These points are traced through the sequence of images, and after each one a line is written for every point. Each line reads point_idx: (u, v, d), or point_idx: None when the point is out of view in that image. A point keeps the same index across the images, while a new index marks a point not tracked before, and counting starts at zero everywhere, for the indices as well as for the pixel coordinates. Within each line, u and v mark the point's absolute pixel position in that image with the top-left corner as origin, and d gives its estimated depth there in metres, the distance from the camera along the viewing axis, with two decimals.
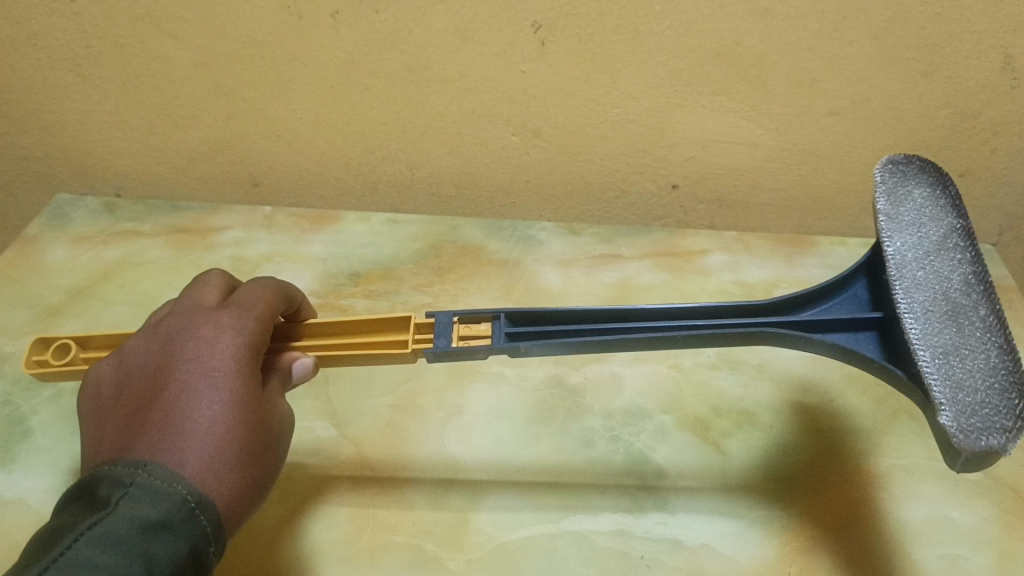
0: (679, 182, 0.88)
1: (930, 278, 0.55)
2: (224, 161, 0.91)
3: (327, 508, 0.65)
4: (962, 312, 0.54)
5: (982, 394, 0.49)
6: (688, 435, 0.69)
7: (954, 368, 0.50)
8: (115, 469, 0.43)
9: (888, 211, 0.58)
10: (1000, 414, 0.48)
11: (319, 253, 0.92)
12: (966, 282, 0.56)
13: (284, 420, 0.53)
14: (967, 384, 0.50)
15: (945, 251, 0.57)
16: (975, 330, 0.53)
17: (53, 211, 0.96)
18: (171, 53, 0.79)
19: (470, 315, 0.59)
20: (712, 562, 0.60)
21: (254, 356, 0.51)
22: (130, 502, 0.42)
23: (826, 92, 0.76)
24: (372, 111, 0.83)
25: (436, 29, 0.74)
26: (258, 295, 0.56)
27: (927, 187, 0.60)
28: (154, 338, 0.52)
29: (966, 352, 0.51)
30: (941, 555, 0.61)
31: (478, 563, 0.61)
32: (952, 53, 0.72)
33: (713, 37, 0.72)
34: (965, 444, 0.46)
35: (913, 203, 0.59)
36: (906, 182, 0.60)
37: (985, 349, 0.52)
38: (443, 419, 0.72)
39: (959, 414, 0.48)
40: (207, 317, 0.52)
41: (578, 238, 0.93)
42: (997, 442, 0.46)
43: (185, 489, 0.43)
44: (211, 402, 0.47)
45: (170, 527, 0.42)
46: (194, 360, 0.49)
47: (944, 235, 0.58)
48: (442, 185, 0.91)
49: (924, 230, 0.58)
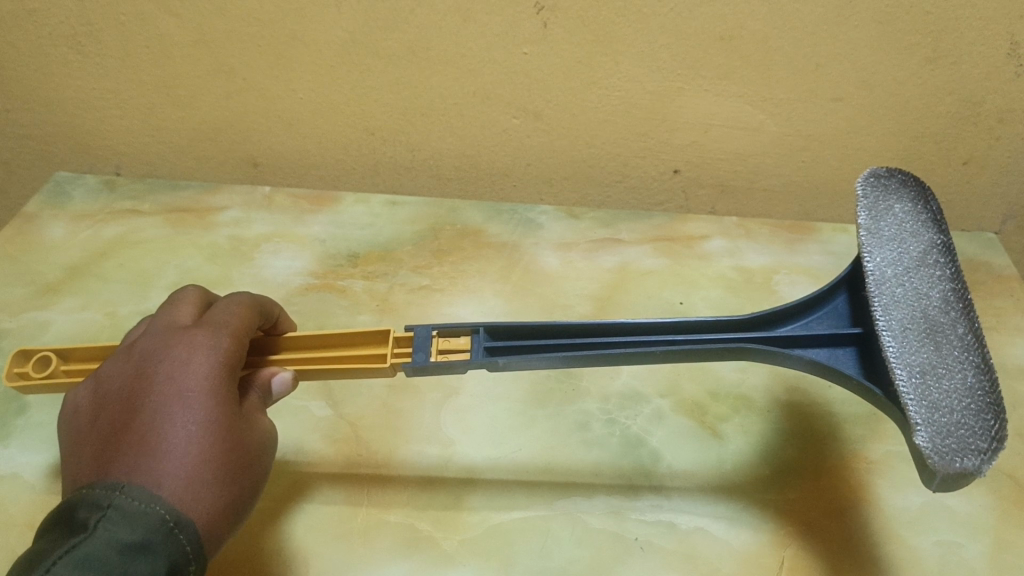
0: (681, 166, 0.87)
1: (909, 296, 0.54)
2: (224, 140, 0.91)
3: (322, 489, 0.65)
4: (940, 330, 0.52)
5: (957, 415, 0.48)
6: (684, 418, 0.69)
7: (931, 388, 0.49)
8: (93, 492, 0.43)
9: (869, 226, 0.57)
10: (976, 435, 0.47)
11: (317, 234, 0.91)
12: (946, 300, 0.55)
13: (269, 437, 0.53)
14: (943, 404, 0.48)
15: (924, 267, 0.56)
16: (952, 350, 0.52)
17: (53, 189, 0.96)
18: (171, 32, 0.79)
19: (449, 329, 0.58)
20: (706, 546, 0.60)
21: (230, 374, 0.51)
22: (108, 524, 0.42)
23: (830, 77, 0.75)
24: (373, 92, 0.82)
25: (437, 10, 0.73)
26: (232, 312, 0.55)
27: (909, 202, 0.59)
28: (128, 359, 0.51)
29: (942, 371, 0.50)
30: (936, 542, 0.61)
31: (472, 544, 0.61)
32: (958, 40, 0.71)
33: (717, 21, 0.71)
34: (940, 466, 0.45)
35: (894, 218, 0.58)
36: (887, 196, 0.59)
37: (962, 368, 0.51)
38: (439, 400, 0.71)
39: (935, 435, 0.47)
40: (180, 336, 0.51)
41: (577, 222, 0.93)
42: (972, 464, 0.45)
43: (163, 508, 0.43)
44: (185, 423, 0.47)
45: (149, 548, 0.42)
46: (168, 379, 0.48)
47: (924, 251, 0.57)
48: (442, 167, 0.91)
49: (904, 246, 0.56)
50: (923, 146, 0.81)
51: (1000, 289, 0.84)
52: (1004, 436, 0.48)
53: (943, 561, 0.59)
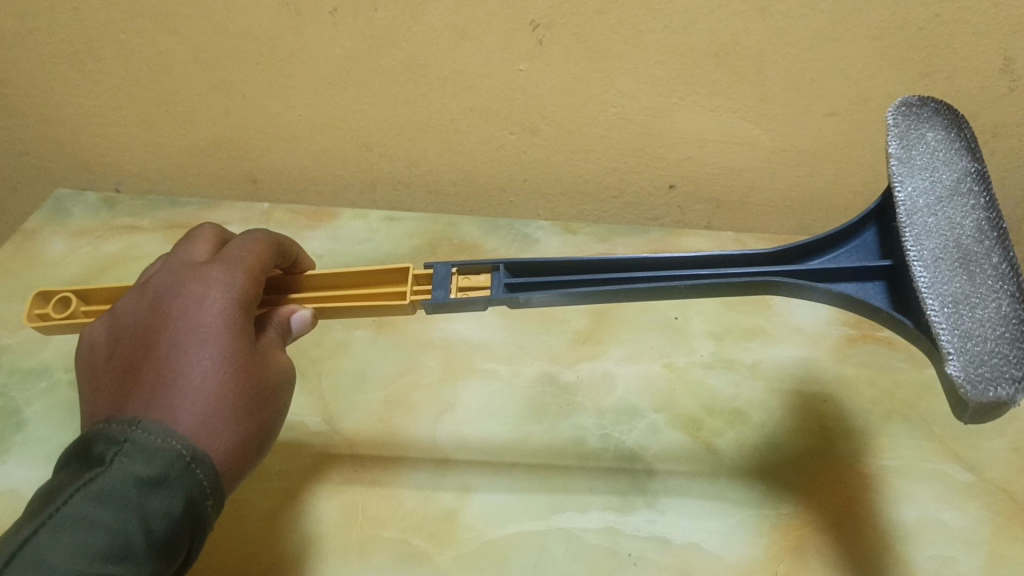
0: (676, 181, 0.88)
1: (942, 226, 0.51)
2: (224, 156, 0.91)
3: (317, 502, 0.65)
4: (973, 260, 0.50)
5: (991, 344, 0.46)
6: (679, 433, 0.69)
7: (963, 318, 0.47)
8: (110, 428, 0.44)
9: (899, 155, 0.54)
10: (1010, 363, 0.45)
11: (317, 249, 0.93)
12: (980, 229, 0.51)
13: (287, 372, 0.53)
14: (976, 333, 0.46)
15: (958, 195, 0.52)
16: (986, 280, 0.49)
17: (53, 206, 0.97)
18: (171, 49, 0.79)
19: (469, 266, 0.59)
20: (701, 561, 0.60)
21: (245, 310, 0.51)
22: (124, 459, 0.43)
23: (824, 92, 0.76)
24: (371, 109, 0.83)
25: (434, 27, 0.74)
26: (248, 247, 0.55)
27: (943, 129, 0.55)
28: (145, 296, 0.52)
29: (975, 301, 0.48)
30: (930, 556, 0.61)
31: (466, 560, 0.61)
32: (951, 55, 0.71)
33: (711, 37, 0.72)
34: (972, 396, 0.44)
35: (926, 146, 0.54)
36: (919, 125, 0.55)
37: (996, 298, 0.48)
38: (436, 415, 0.71)
39: (967, 364, 0.45)
40: (196, 272, 0.52)
41: (574, 236, 0.94)
42: (1006, 393, 0.44)
43: (179, 444, 0.44)
44: (200, 359, 0.47)
45: (164, 482, 0.43)
46: (183, 317, 0.49)
47: (957, 179, 0.53)
48: (440, 182, 0.91)
49: (937, 174, 0.53)
50: None
51: None
52: None
53: None
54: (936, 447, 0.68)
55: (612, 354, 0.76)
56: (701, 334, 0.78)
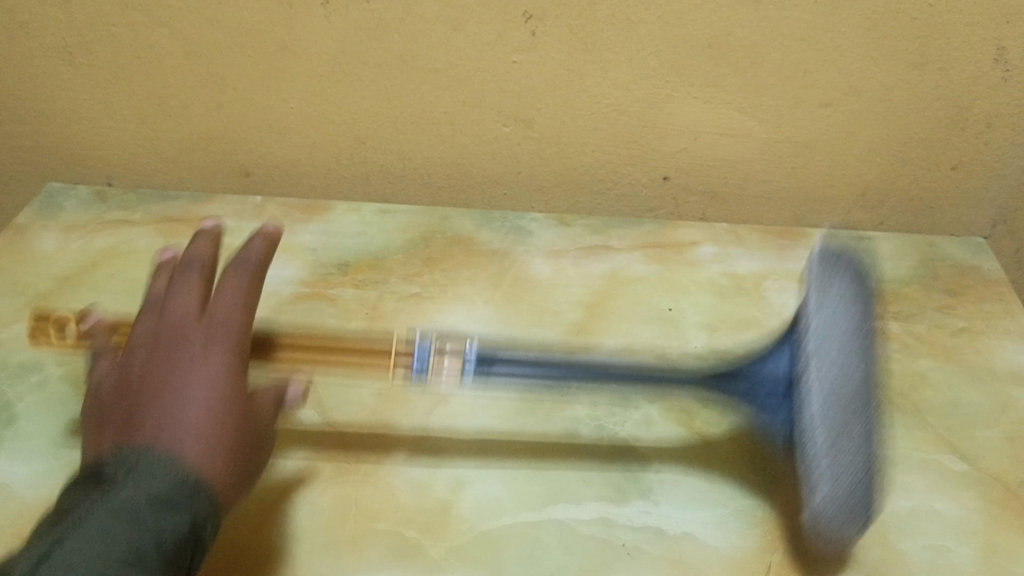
0: (670, 173, 0.87)
1: (837, 378, 0.63)
2: (216, 151, 0.90)
3: (309, 495, 0.64)
4: (857, 413, 0.62)
5: (846, 477, 0.60)
6: (672, 423, 0.70)
7: (834, 453, 0.60)
8: (123, 454, 0.50)
9: (813, 300, 0.65)
10: (855, 501, 0.59)
11: (308, 243, 0.88)
12: (866, 378, 0.63)
13: (270, 425, 0.63)
14: (840, 467, 0.60)
15: (857, 353, 0.64)
16: (860, 425, 0.61)
17: (43, 200, 0.94)
18: (163, 42, 0.81)
19: (444, 322, 0.66)
20: (694, 552, 0.60)
21: (241, 355, 0.58)
22: (135, 482, 0.48)
23: (817, 83, 0.78)
24: (364, 102, 0.83)
25: (428, 19, 0.76)
26: (243, 279, 0.60)
27: (850, 283, 0.66)
28: (151, 336, 0.58)
29: (846, 436, 0.61)
30: (924, 546, 0.61)
31: (460, 551, 0.60)
32: (944, 45, 0.75)
33: (703, 27, 0.75)
34: (819, 521, 0.59)
35: (835, 307, 0.65)
36: (833, 276, 0.66)
37: (863, 446, 0.61)
38: (429, 408, 0.71)
39: (828, 501, 0.59)
40: (199, 319, 0.58)
41: (568, 229, 0.90)
42: (846, 529, 0.59)
43: (184, 470, 0.50)
44: (203, 395, 0.54)
45: (170, 505, 0.48)
46: (188, 358, 0.56)
47: (860, 345, 0.63)
48: (433, 175, 0.90)
49: (840, 334, 0.64)
50: (912, 152, 0.83)
51: (993, 294, 0.82)
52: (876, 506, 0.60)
53: (931, 566, 0.59)
54: (929, 438, 0.68)
55: (607, 344, 0.76)
56: (694, 325, 0.79)
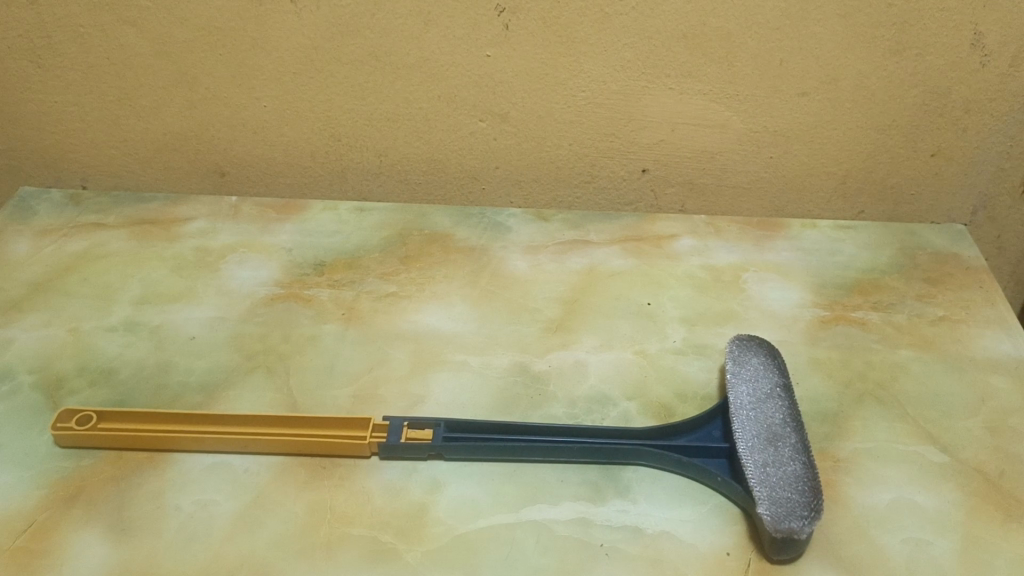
0: (649, 165, 0.86)
1: (760, 415, 0.66)
2: (190, 152, 0.89)
3: (283, 502, 0.63)
4: (780, 440, 0.64)
5: (785, 490, 0.60)
6: (651, 420, 0.69)
7: (768, 470, 0.62)
8: None
9: (731, 370, 0.70)
10: (799, 505, 0.59)
11: (284, 242, 0.88)
12: (787, 421, 0.66)
13: None
14: (777, 481, 0.61)
15: (773, 399, 0.68)
16: (788, 452, 0.63)
17: (17, 205, 0.92)
18: (131, 43, 0.80)
19: (418, 422, 0.67)
20: (673, 550, 0.60)
21: None
22: None
23: (794, 72, 0.77)
24: (337, 99, 0.82)
25: (398, 14, 0.75)
26: None
27: (765, 356, 0.71)
28: None
29: (778, 458, 0.62)
30: (904, 540, 0.60)
31: (435, 555, 0.59)
32: (921, 31, 0.74)
33: (678, 18, 0.74)
34: (770, 524, 0.57)
35: (753, 365, 0.70)
36: (748, 353, 0.71)
37: (794, 465, 0.62)
38: (407, 409, 0.70)
39: (772, 507, 0.59)
40: None
41: (545, 224, 0.89)
42: (797, 526, 0.57)
43: None
44: None
45: None
46: None
47: (773, 390, 0.68)
48: (410, 171, 0.89)
49: (759, 384, 0.69)
50: (890, 140, 0.82)
51: (974, 279, 0.82)
52: (820, 508, 0.59)
53: (911, 558, 0.59)
54: (908, 430, 0.68)
55: (585, 343, 0.76)
56: (674, 320, 0.78)
